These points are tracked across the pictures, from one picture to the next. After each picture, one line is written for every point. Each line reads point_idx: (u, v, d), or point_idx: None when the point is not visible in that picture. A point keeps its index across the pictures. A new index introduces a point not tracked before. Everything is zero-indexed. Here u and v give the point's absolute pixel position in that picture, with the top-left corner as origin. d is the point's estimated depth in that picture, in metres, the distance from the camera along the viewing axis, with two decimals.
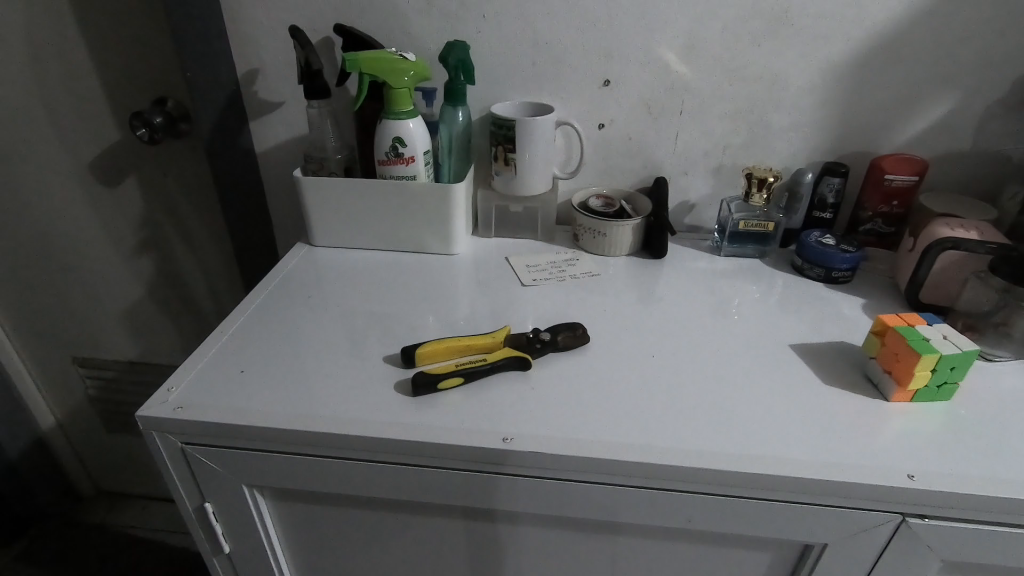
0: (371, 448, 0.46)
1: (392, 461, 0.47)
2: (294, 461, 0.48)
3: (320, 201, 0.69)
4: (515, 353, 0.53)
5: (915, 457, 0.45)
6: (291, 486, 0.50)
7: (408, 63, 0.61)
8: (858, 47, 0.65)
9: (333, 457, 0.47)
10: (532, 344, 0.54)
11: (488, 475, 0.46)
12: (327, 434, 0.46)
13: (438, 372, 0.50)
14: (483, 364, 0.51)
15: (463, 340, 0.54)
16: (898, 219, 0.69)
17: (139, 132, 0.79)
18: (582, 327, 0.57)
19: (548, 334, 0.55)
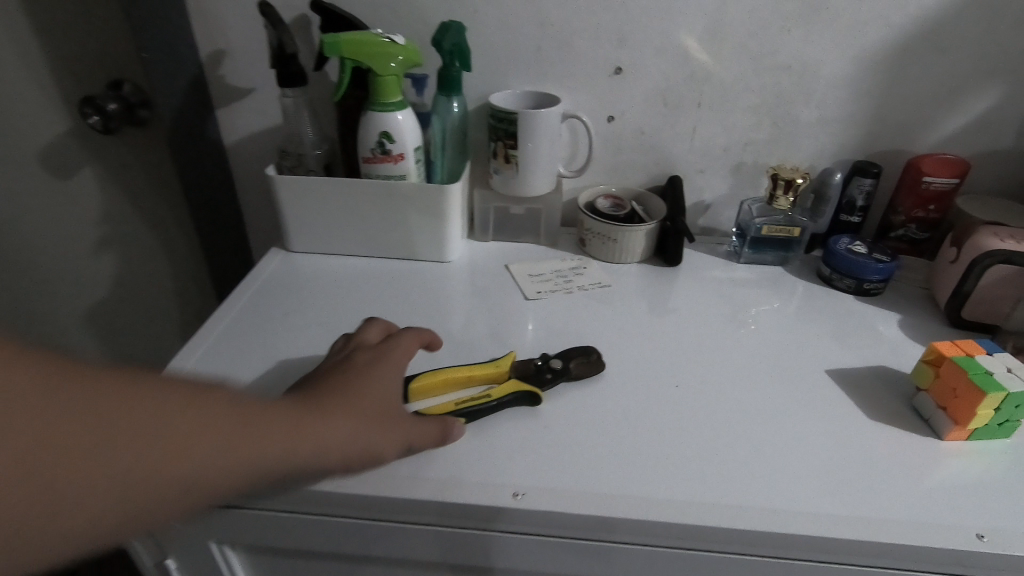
0: (358, 505, 0.40)
1: (382, 519, 0.41)
2: (268, 518, 0.41)
3: (297, 203, 0.62)
4: (522, 387, 0.46)
5: (980, 512, 0.39)
6: (264, 542, 0.43)
7: (397, 47, 0.53)
8: (899, 34, 0.58)
9: (312, 514, 0.41)
10: (540, 376, 0.48)
11: (492, 535, 0.40)
12: (303, 491, 0.39)
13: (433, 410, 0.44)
14: (484, 401, 0.45)
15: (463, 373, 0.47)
16: (934, 225, 0.63)
17: (90, 120, 0.71)
18: (597, 351, 0.51)
19: (559, 362, 0.49)
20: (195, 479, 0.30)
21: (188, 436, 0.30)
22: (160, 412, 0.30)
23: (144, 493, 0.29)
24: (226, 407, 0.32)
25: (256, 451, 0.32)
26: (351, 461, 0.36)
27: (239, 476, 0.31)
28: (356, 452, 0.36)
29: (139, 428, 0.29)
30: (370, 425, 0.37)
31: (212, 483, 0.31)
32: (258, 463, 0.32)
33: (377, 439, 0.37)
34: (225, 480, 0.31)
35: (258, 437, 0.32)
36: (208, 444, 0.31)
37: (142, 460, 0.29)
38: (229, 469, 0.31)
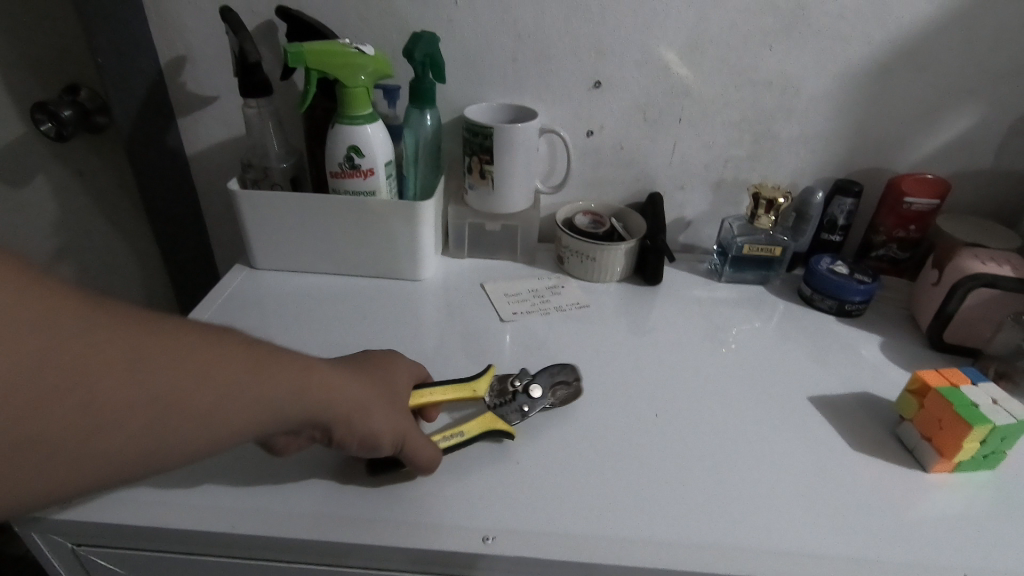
0: (318, 551, 0.37)
1: (344, 564, 0.38)
2: (220, 563, 0.39)
3: (261, 218, 0.59)
4: (496, 426, 0.43)
5: (968, 550, 0.38)
6: None
7: (367, 57, 0.51)
8: (879, 52, 0.58)
9: (268, 560, 0.38)
10: (513, 408, 0.46)
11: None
12: (257, 537, 0.36)
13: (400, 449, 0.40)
14: (455, 442, 0.42)
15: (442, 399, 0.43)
16: (914, 244, 0.63)
17: (42, 127, 0.66)
18: (577, 377, 0.50)
19: (535, 391, 0.47)
20: (212, 416, 0.29)
21: (209, 373, 0.29)
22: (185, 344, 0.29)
23: (160, 424, 0.28)
24: (249, 349, 0.31)
25: (274, 397, 0.31)
26: (356, 435, 0.35)
27: (257, 419, 0.30)
28: (364, 426, 0.35)
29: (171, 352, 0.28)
30: (377, 398, 0.36)
31: (228, 423, 0.30)
32: (275, 410, 0.31)
33: (384, 420, 0.36)
34: (242, 424, 0.30)
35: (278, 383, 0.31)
36: (229, 384, 0.29)
37: (164, 390, 0.27)
38: (248, 411, 0.30)
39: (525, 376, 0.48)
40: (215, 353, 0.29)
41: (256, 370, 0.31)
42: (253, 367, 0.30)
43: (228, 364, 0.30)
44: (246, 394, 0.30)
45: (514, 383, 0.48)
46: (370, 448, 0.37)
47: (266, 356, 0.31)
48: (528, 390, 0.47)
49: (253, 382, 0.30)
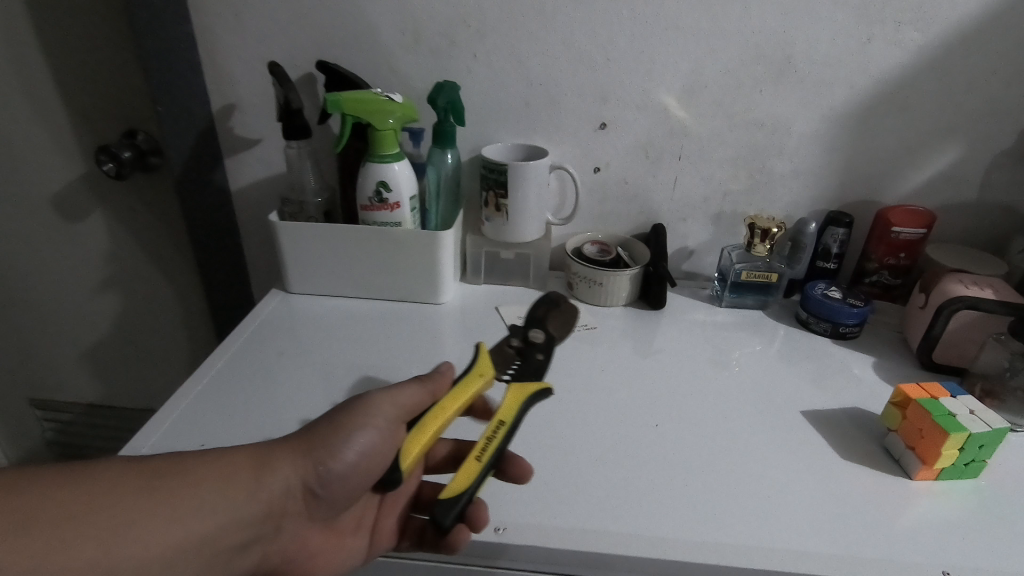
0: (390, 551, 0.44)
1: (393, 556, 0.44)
2: None
3: (298, 247, 0.65)
4: (533, 389, 0.45)
5: (949, 549, 0.41)
6: None
7: (395, 104, 0.57)
8: (862, 95, 0.63)
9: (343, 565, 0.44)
10: (535, 362, 0.47)
11: (491, 570, 0.42)
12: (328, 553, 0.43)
13: (456, 482, 0.38)
14: (506, 434, 0.41)
15: (449, 408, 0.41)
16: (905, 271, 0.66)
17: (104, 167, 0.72)
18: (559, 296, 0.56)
19: (540, 334, 0.50)
20: (180, 553, 0.32)
21: (132, 526, 0.31)
22: (72, 522, 0.29)
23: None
24: (147, 473, 0.33)
25: (218, 502, 0.34)
26: (334, 477, 0.39)
27: (221, 527, 0.34)
28: (337, 467, 0.39)
29: (97, 508, 0.30)
30: (328, 439, 0.39)
31: (198, 546, 0.33)
32: (229, 510, 0.34)
33: (352, 450, 0.39)
34: (212, 538, 0.34)
35: (207, 490, 0.34)
36: (161, 521, 0.31)
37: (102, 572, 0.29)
38: (207, 528, 0.33)
39: (520, 332, 0.50)
40: (116, 506, 0.31)
41: (173, 496, 0.32)
42: (168, 493, 0.32)
43: (150, 495, 0.32)
44: (193, 506, 0.33)
45: (512, 343, 0.49)
46: (358, 478, 0.41)
47: (176, 475, 0.33)
48: (529, 342, 0.49)
49: (184, 505, 0.33)
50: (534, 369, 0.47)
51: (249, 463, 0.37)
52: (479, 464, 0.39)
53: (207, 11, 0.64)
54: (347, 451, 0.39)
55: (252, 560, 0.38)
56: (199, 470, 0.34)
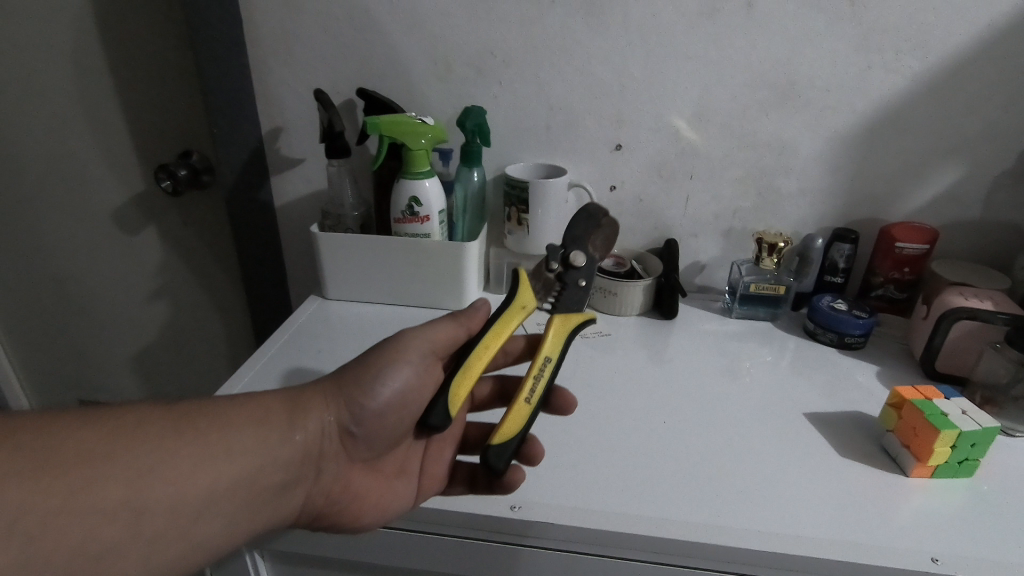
0: (428, 520, 0.47)
1: (432, 532, 0.47)
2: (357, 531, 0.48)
3: (336, 256, 0.71)
4: (576, 322, 0.49)
5: (942, 540, 0.43)
6: (323, 553, 0.50)
7: (427, 126, 0.63)
8: (865, 118, 0.66)
9: (399, 529, 0.48)
10: (576, 290, 0.50)
11: (515, 547, 0.46)
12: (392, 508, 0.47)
13: (507, 426, 0.42)
14: (552, 371, 0.45)
15: (490, 350, 0.44)
16: (910, 285, 0.69)
17: (162, 184, 0.79)
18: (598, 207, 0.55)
19: (581, 257, 0.51)
20: (217, 493, 0.36)
21: (161, 468, 0.34)
22: (98, 464, 0.32)
23: (176, 527, 0.34)
24: (173, 418, 0.36)
25: (247, 447, 0.38)
26: (366, 415, 0.44)
27: (254, 470, 0.38)
28: (369, 405, 0.44)
29: (137, 446, 0.33)
30: (351, 382, 0.44)
31: (234, 488, 0.37)
32: (260, 454, 0.38)
33: (383, 388, 0.44)
34: (249, 479, 0.38)
35: (237, 435, 0.38)
36: (198, 458, 0.35)
37: (136, 510, 0.33)
38: (241, 471, 0.37)
39: (560, 252, 0.51)
40: (142, 449, 0.34)
41: (204, 438, 0.36)
42: (197, 437, 0.36)
43: (182, 435, 0.35)
44: (226, 445, 0.37)
45: (553, 266, 0.51)
46: (389, 415, 0.46)
47: (202, 421, 0.37)
48: (569, 265, 0.51)
49: (213, 449, 0.36)
50: (575, 300, 0.50)
51: (284, 407, 0.41)
52: (528, 405, 0.43)
53: (263, 45, 0.71)
54: (378, 388, 0.44)
55: (296, 499, 0.42)
56: (228, 412, 0.38)
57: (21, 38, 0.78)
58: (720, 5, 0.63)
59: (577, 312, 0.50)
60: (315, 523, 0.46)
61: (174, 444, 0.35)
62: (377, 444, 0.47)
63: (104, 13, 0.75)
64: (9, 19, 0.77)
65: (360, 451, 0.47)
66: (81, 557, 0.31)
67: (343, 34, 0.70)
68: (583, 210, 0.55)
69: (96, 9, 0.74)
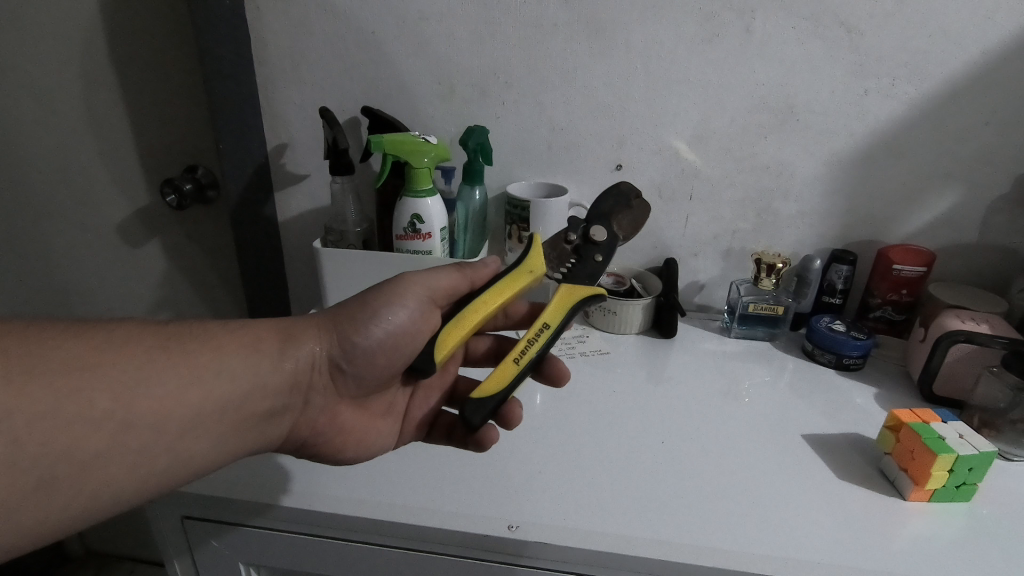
0: (421, 538, 0.46)
1: (426, 551, 0.47)
2: (350, 547, 0.48)
3: (337, 271, 0.71)
4: (581, 294, 0.49)
5: (942, 565, 0.43)
6: (316, 570, 0.50)
7: (430, 145, 0.64)
8: (862, 143, 0.67)
9: (393, 548, 0.47)
10: (591, 264, 0.51)
11: (509, 565, 0.46)
12: (385, 524, 0.46)
13: (489, 384, 0.43)
14: (548, 337, 0.46)
15: (488, 307, 0.46)
16: (909, 307, 0.70)
17: (168, 198, 0.81)
18: (628, 186, 0.54)
19: (603, 232, 0.51)
20: (204, 413, 0.37)
21: (147, 382, 0.34)
22: (83, 373, 0.33)
23: (162, 441, 0.35)
24: (164, 337, 0.37)
25: (236, 370, 0.38)
26: (357, 352, 0.45)
27: (243, 393, 0.39)
28: (361, 343, 0.45)
29: (126, 360, 0.34)
30: (343, 320, 0.45)
31: (221, 409, 0.37)
32: (250, 378, 0.39)
33: (376, 329, 0.45)
34: (237, 402, 0.38)
35: (225, 358, 0.38)
36: (186, 377, 0.36)
37: (122, 422, 0.33)
38: (228, 393, 0.38)
39: (581, 226, 0.52)
40: (127, 363, 0.34)
41: (194, 359, 0.37)
42: (187, 356, 0.36)
43: (171, 355, 0.36)
44: (214, 368, 0.37)
45: (571, 239, 0.52)
46: (380, 356, 0.46)
47: (190, 343, 0.37)
48: (588, 239, 0.52)
49: (200, 369, 0.37)
50: (590, 272, 0.51)
51: (276, 338, 0.42)
52: (516, 365, 0.45)
53: (270, 63, 0.73)
54: (372, 327, 0.45)
55: (283, 427, 0.44)
56: (219, 337, 0.39)
57: (32, 53, 0.79)
58: (720, 30, 0.64)
59: (588, 284, 0.51)
60: (301, 451, 0.48)
61: (160, 361, 0.35)
62: (366, 383, 0.48)
63: (116, 30, 0.76)
64: (21, 32, 0.78)
65: (349, 388, 0.48)
66: (66, 463, 0.32)
67: (348, 54, 0.71)
68: (615, 187, 0.54)
69: (107, 24, 0.76)
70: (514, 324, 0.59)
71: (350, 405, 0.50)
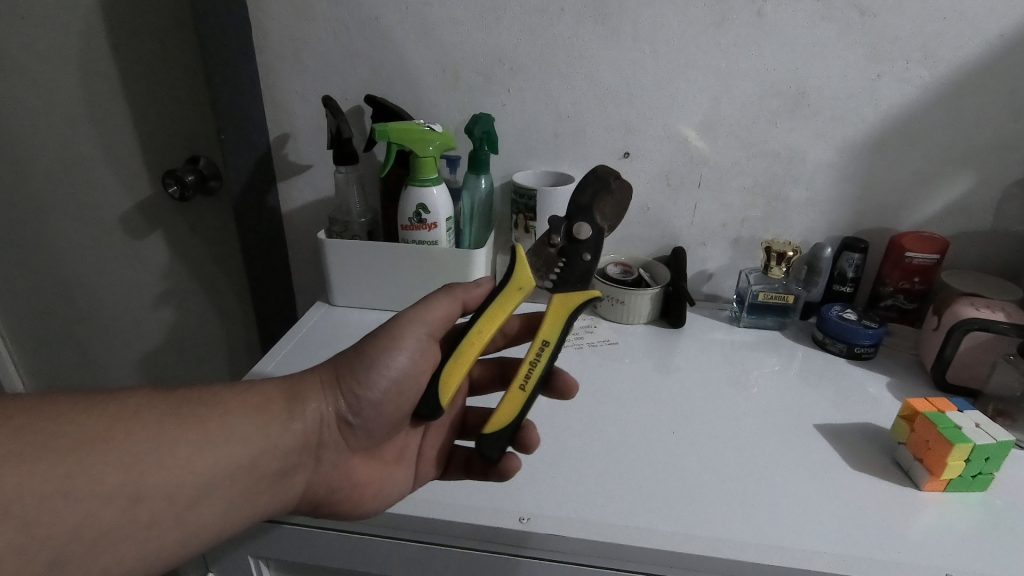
0: (432, 531, 0.46)
1: (436, 543, 0.46)
2: (363, 540, 0.48)
3: (343, 262, 0.70)
4: (575, 302, 0.49)
5: (958, 556, 0.42)
6: (327, 563, 0.50)
7: (435, 134, 0.63)
8: (874, 128, 0.66)
9: (406, 540, 0.47)
10: (580, 265, 0.50)
11: (517, 558, 0.45)
12: (401, 516, 0.46)
13: (500, 415, 0.42)
14: (549, 354, 0.46)
15: (483, 336, 0.44)
16: (921, 296, 0.69)
17: (170, 190, 0.80)
18: (604, 168, 0.51)
19: (583, 229, 0.49)
20: (214, 480, 0.37)
21: (159, 455, 0.35)
22: (98, 449, 0.33)
23: (174, 511, 0.36)
24: (175, 404, 0.37)
25: (247, 435, 0.39)
26: (364, 403, 0.44)
27: (253, 458, 0.39)
28: (366, 395, 0.44)
29: (136, 432, 0.35)
30: (346, 376, 0.44)
31: (232, 476, 0.38)
32: (260, 442, 0.40)
33: (380, 381, 0.44)
34: (246, 467, 0.39)
35: (236, 424, 0.39)
36: (195, 446, 0.36)
37: (133, 496, 0.34)
38: (236, 460, 0.38)
39: (564, 226, 0.50)
40: (138, 437, 0.35)
41: (204, 428, 0.37)
42: (197, 424, 0.37)
43: (181, 424, 0.36)
44: (222, 435, 0.38)
45: (555, 242, 0.50)
46: (387, 403, 0.45)
47: (200, 411, 0.38)
48: (572, 239, 0.50)
49: (212, 438, 0.37)
50: (580, 273, 0.50)
51: (283, 398, 0.42)
52: (523, 391, 0.44)
53: (272, 52, 0.71)
54: (375, 377, 0.44)
55: (295, 486, 0.43)
56: (228, 403, 0.39)
57: (31, 42, 0.78)
58: (730, 13, 0.63)
59: (580, 289, 0.50)
60: (317, 511, 0.46)
61: (172, 433, 0.36)
62: (376, 432, 0.47)
63: (115, 19, 0.75)
64: (19, 22, 0.77)
65: (359, 438, 0.47)
66: (79, 540, 0.33)
67: (351, 42, 0.70)
68: (590, 174, 0.51)
69: (107, 13, 0.75)
70: (512, 341, 0.58)
71: (362, 455, 0.48)
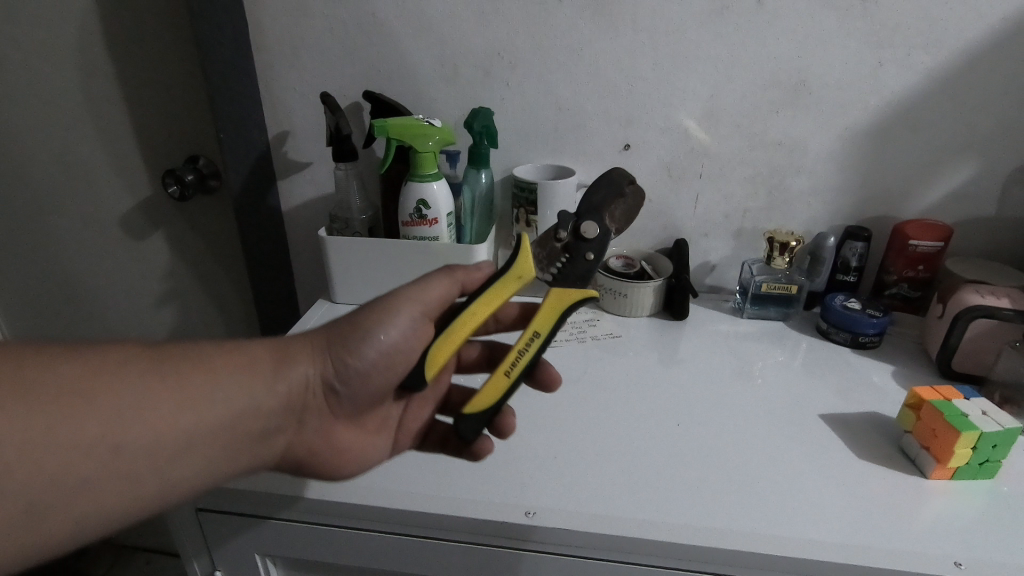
0: (435, 526, 0.46)
1: (439, 537, 0.46)
2: (366, 536, 0.48)
3: (344, 258, 0.70)
4: (574, 296, 0.47)
5: (967, 543, 0.42)
6: (332, 560, 0.50)
7: (434, 129, 0.62)
8: (876, 116, 0.66)
9: (410, 536, 0.47)
10: (581, 264, 0.49)
11: (521, 551, 0.46)
12: (404, 512, 0.46)
13: (481, 398, 0.43)
14: (538, 346, 0.45)
15: (474, 319, 0.44)
16: (925, 284, 0.69)
17: (170, 190, 0.79)
18: (620, 173, 0.53)
19: (592, 228, 0.49)
20: (195, 437, 0.36)
21: (140, 410, 0.34)
22: (79, 400, 0.33)
23: (153, 466, 0.35)
24: (161, 359, 0.36)
25: (231, 393, 0.38)
26: (353, 373, 0.44)
27: (237, 417, 0.38)
28: (355, 364, 0.43)
29: (118, 386, 0.34)
30: (336, 340, 0.43)
31: (214, 433, 0.37)
32: (246, 400, 0.38)
33: (370, 349, 0.43)
34: (228, 425, 0.37)
35: (221, 382, 0.37)
36: (177, 403, 0.35)
37: (111, 449, 0.33)
38: (219, 417, 0.37)
39: (571, 222, 0.50)
40: (121, 390, 0.34)
41: (187, 384, 0.36)
42: (180, 381, 0.36)
43: (166, 380, 0.35)
44: (206, 393, 0.36)
45: (561, 237, 0.50)
46: (376, 375, 0.45)
47: (186, 367, 0.36)
48: (579, 236, 0.50)
49: (195, 394, 0.36)
50: (580, 273, 0.49)
51: (272, 358, 0.41)
52: (508, 377, 0.43)
53: (268, 49, 0.71)
54: (365, 347, 0.43)
55: (279, 447, 0.42)
56: (214, 362, 0.38)
57: (27, 44, 0.78)
58: (730, 3, 0.62)
59: (579, 287, 0.49)
60: (298, 471, 0.45)
61: (154, 387, 0.35)
62: (362, 402, 0.46)
63: (111, 18, 0.75)
64: (16, 24, 0.77)
65: (345, 407, 0.46)
66: (54, 489, 0.32)
67: (348, 38, 0.69)
68: (607, 177, 0.53)
69: (103, 13, 0.74)
70: (505, 329, 0.58)
71: (347, 423, 0.47)
